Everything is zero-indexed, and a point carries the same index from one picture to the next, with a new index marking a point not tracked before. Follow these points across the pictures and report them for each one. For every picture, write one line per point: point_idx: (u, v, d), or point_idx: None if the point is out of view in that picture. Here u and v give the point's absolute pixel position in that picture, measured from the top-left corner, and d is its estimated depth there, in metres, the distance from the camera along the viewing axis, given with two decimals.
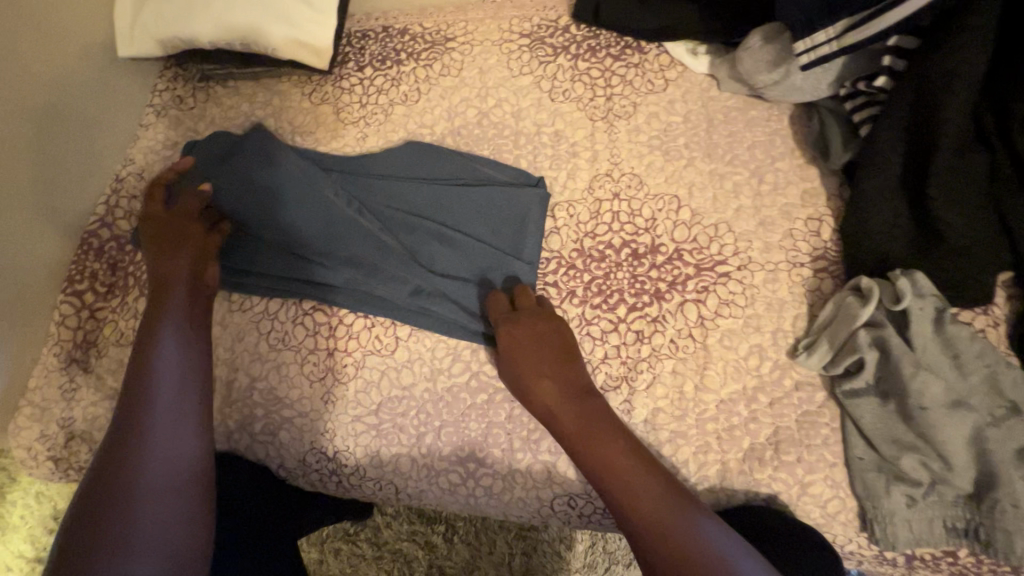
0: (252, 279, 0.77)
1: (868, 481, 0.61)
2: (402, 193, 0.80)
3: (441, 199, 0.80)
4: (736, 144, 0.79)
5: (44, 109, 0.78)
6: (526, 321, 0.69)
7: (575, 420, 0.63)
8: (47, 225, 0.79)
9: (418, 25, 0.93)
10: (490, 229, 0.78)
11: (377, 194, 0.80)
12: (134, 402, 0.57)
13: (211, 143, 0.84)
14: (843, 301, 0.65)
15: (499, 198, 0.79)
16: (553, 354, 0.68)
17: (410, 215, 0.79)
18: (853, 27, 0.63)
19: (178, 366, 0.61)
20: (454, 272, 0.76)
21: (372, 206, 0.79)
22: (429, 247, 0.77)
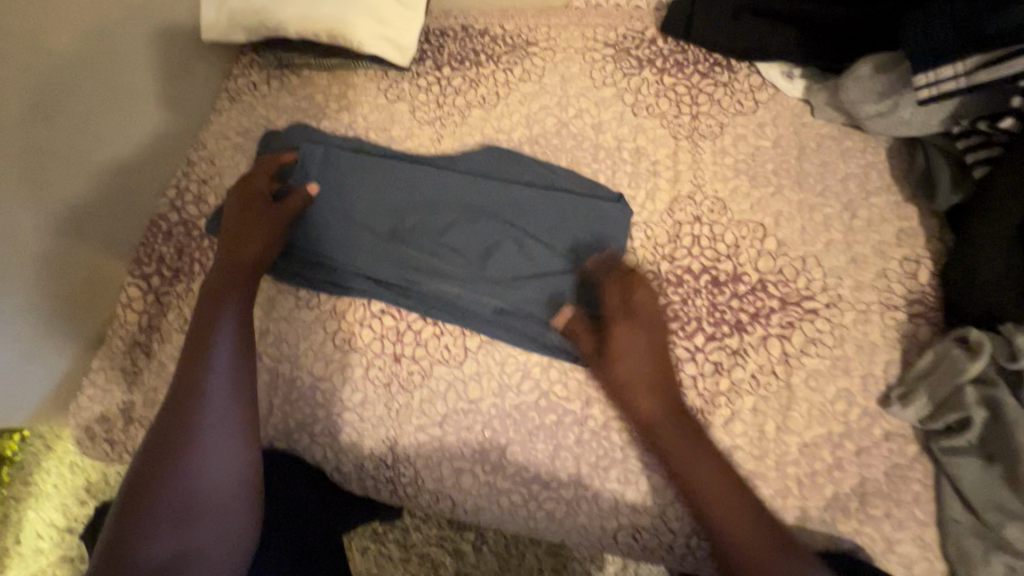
0: (318, 274, 0.76)
1: (964, 546, 0.57)
2: (474, 192, 0.77)
3: (514, 200, 0.77)
4: (829, 174, 0.76)
5: (124, 90, 0.78)
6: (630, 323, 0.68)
7: (678, 444, 0.63)
8: (119, 207, 0.79)
9: (499, 27, 0.91)
10: (562, 234, 0.75)
11: (445, 190, 0.78)
12: (185, 381, 0.61)
13: (286, 138, 0.85)
14: (947, 352, 0.61)
15: (573, 206, 0.76)
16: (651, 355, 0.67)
17: (480, 214, 0.76)
18: (987, 64, 0.59)
19: (227, 347, 0.64)
20: (523, 279, 0.73)
21: (441, 203, 0.77)
22: (500, 251, 0.74)
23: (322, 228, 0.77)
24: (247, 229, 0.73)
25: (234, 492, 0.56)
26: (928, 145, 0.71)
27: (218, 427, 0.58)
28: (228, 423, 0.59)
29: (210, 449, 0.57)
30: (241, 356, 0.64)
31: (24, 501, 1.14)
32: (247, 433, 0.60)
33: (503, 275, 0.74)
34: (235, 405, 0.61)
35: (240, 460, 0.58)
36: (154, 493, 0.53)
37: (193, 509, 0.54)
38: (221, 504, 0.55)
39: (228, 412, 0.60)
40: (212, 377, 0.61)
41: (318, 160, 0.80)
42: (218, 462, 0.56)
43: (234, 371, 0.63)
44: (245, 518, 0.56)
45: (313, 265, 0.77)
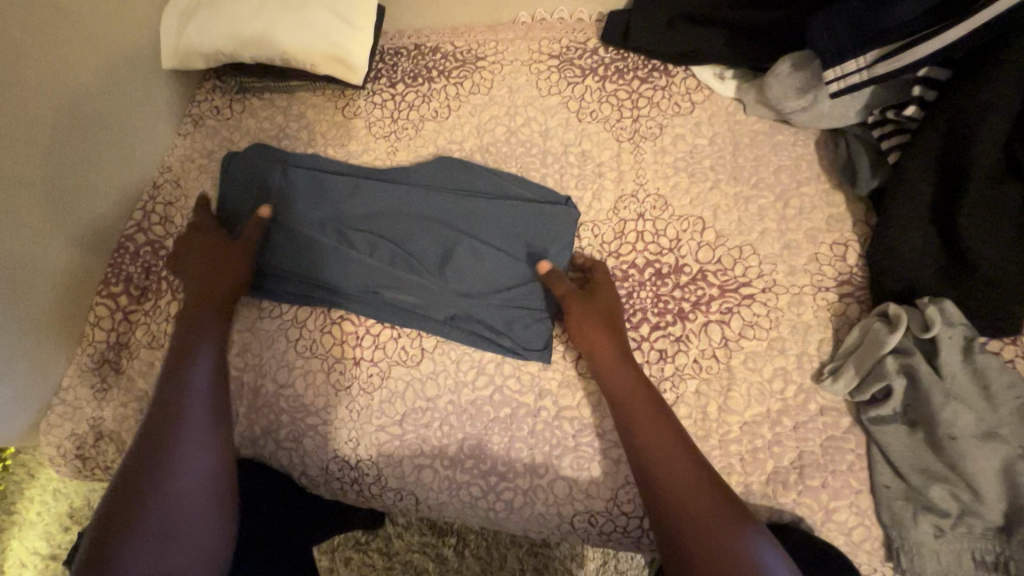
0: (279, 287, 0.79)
1: (895, 511, 0.60)
2: (429, 204, 0.81)
3: (465, 209, 0.80)
4: (761, 168, 0.80)
5: (91, 120, 0.82)
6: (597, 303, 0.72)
7: (626, 385, 0.66)
8: (87, 229, 0.82)
9: (449, 44, 0.95)
10: (513, 239, 0.79)
11: (401, 203, 0.81)
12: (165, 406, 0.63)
13: (249, 157, 0.87)
14: (870, 327, 0.65)
15: (521, 212, 0.80)
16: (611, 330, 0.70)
17: (434, 225, 0.80)
18: (885, 57, 0.64)
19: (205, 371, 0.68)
20: (477, 284, 0.77)
21: (397, 216, 0.81)
22: (453, 258, 0.78)
23: (281, 244, 0.80)
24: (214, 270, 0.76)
25: (209, 504, 0.58)
26: (849, 136, 0.76)
27: (197, 434, 0.62)
28: (208, 432, 0.63)
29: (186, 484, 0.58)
30: (219, 379, 0.68)
31: (7, 530, 1.16)
32: (217, 444, 0.63)
33: (458, 282, 0.77)
34: (212, 421, 0.64)
35: (216, 460, 0.62)
36: (142, 507, 0.55)
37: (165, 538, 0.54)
38: (205, 511, 0.58)
39: (206, 457, 0.61)
40: (186, 414, 0.63)
41: (280, 177, 0.84)
42: (191, 470, 0.59)
43: (208, 397, 0.66)
44: (218, 527, 0.58)
45: (274, 281, 0.80)
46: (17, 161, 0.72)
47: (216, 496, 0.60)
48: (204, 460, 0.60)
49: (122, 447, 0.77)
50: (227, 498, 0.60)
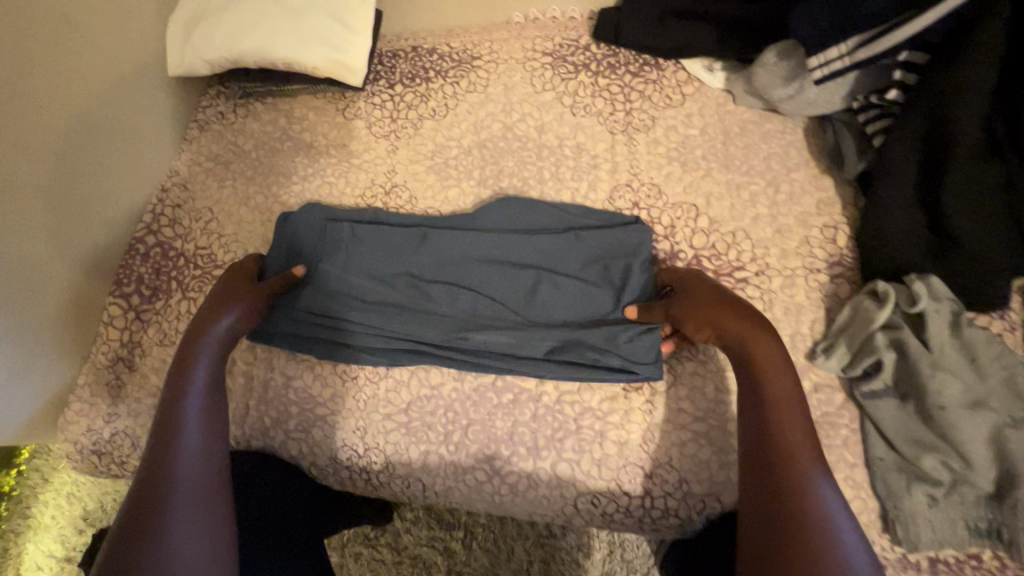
0: (351, 347, 0.76)
1: (889, 481, 0.62)
2: (492, 244, 0.79)
3: (525, 244, 0.79)
4: (752, 155, 0.82)
5: (102, 126, 0.84)
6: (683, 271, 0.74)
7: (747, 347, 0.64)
8: (99, 233, 0.85)
9: (445, 45, 0.98)
10: (594, 268, 0.77)
11: (456, 244, 0.79)
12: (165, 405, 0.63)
13: (284, 229, 0.83)
14: (860, 305, 0.67)
15: (595, 240, 0.78)
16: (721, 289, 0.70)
17: (501, 264, 0.78)
18: (864, 43, 0.67)
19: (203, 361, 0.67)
20: (565, 317, 0.75)
21: (458, 261, 0.79)
22: (537, 294, 0.76)
23: (340, 296, 0.78)
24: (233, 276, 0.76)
25: (212, 485, 0.59)
26: (836, 123, 0.78)
27: (198, 427, 0.63)
28: (206, 420, 0.64)
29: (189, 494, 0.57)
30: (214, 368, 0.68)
31: (22, 534, 1.18)
32: (215, 430, 0.64)
33: (542, 318, 0.75)
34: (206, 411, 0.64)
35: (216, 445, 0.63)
36: (151, 502, 0.56)
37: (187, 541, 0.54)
38: (207, 491, 0.59)
39: (203, 447, 0.62)
40: (185, 406, 0.63)
41: (320, 234, 0.81)
42: (195, 461, 0.60)
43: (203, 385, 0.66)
44: (220, 502, 0.59)
45: (342, 331, 0.77)
46: (24, 169, 0.75)
47: (214, 477, 0.60)
48: (202, 472, 0.60)
49: (136, 442, 0.79)
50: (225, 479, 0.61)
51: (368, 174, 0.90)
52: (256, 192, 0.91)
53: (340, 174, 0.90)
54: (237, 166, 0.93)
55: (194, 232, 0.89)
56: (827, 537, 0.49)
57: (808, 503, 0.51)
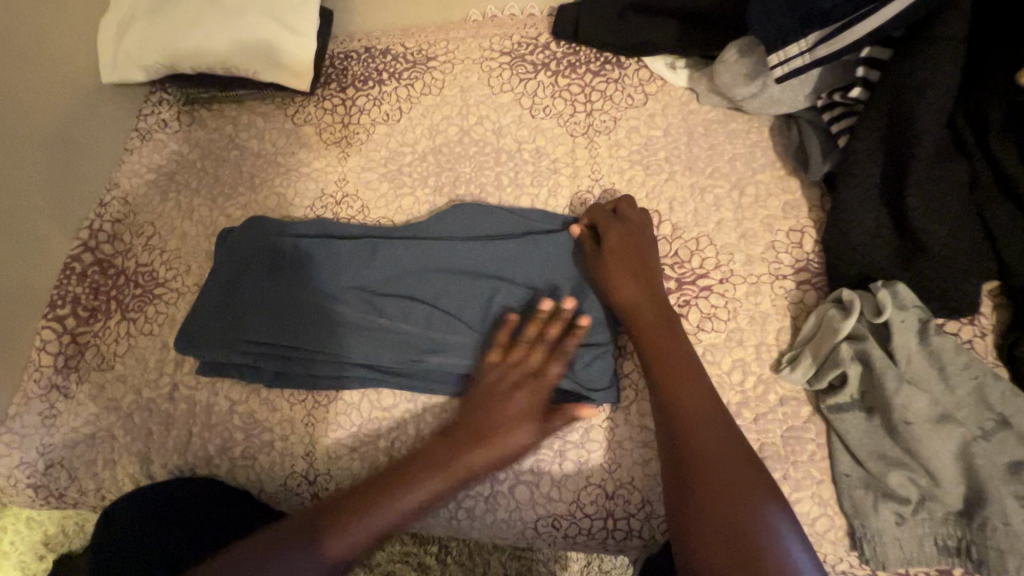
0: (309, 371, 0.72)
1: (856, 499, 0.59)
2: (448, 255, 0.75)
3: (483, 254, 0.74)
4: (716, 156, 0.79)
5: (28, 138, 0.79)
6: (621, 246, 0.71)
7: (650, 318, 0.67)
8: (28, 251, 0.79)
9: (400, 45, 0.94)
10: (553, 278, 0.74)
11: (408, 257, 0.75)
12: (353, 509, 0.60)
13: (235, 242, 0.78)
14: (825, 314, 0.64)
15: (553, 247, 0.74)
16: (648, 283, 0.70)
17: (457, 277, 0.74)
18: (823, 40, 0.63)
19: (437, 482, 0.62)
20: (523, 334, 0.71)
21: (412, 273, 0.75)
22: (494, 308, 0.72)
23: (292, 317, 0.72)
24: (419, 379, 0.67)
25: None
26: (800, 121, 0.76)
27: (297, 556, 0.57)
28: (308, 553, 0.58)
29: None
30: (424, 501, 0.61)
31: None
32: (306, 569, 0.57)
33: (500, 335, 0.71)
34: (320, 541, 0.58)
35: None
36: None
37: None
38: None
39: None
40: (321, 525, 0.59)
41: (271, 248, 0.76)
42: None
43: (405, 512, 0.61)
44: None
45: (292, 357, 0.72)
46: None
47: None
48: None
49: (73, 474, 0.75)
50: None
51: (318, 183, 0.85)
52: (200, 204, 0.86)
53: (289, 183, 0.86)
54: (181, 177, 0.89)
55: (135, 249, 0.85)
56: (776, 558, 0.49)
57: (746, 512, 0.51)
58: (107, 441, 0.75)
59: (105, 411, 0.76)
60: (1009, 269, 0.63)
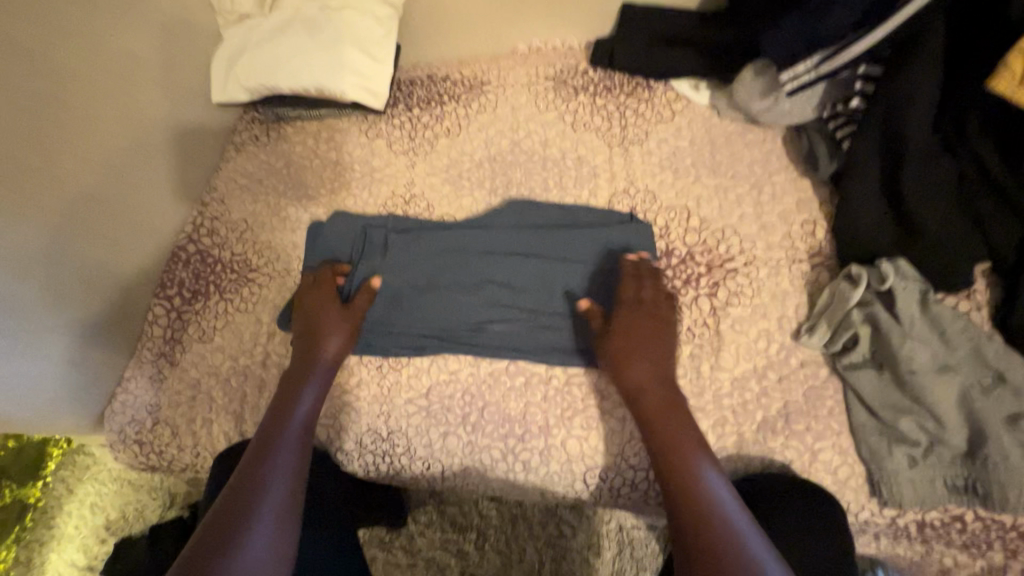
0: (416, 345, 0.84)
1: (872, 444, 0.68)
2: (516, 242, 0.88)
3: (545, 240, 0.88)
4: (736, 162, 0.91)
5: (151, 146, 0.94)
6: (649, 333, 0.76)
7: (659, 394, 0.71)
8: (145, 242, 0.94)
9: (458, 73, 1.09)
10: (608, 260, 0.86)
11: (480, 246, 0.89)
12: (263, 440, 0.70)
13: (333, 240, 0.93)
14: (838, 287, 0.74)
15: (605, 235, 0.87)
16: (656, 355, 0.75)
17: (522, 258, 0.87)
18: (825, 59, 0.77)
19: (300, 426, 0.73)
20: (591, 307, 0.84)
21: (485, 255, 0.88)
22: (553, 284, 0.85)
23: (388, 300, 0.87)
24: (649, 346, 0.75)
25: (279, 513, 0.63)
26: (809, 130, 0.88)
27: (288, 467, 0.68)
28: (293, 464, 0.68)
29: (290, 475, 0.67)
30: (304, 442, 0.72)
31: (43, 544, 1.19)
32: (297, 476, 0.68)
33: (569, 310, 0.84)
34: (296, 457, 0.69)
35: (292, 486, 0.66)
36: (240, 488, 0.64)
37: (287, 523, 0.63)
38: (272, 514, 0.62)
39: (289, 485, 0.66)
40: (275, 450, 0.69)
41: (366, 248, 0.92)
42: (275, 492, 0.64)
43: (298, 445, 0.71)
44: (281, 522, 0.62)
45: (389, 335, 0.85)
46: (73, 175, 0.82)
47: (283, 513, 0.63)
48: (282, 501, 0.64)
49: (176, 431, 0.86)
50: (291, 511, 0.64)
51: (389, 186, 0.99)
52: (287, 204, 1.00)
53: (363, 186, 0.99)
54: (269, 182, 1.03)
55: (230, 240, 0.97)
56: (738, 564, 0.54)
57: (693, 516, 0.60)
58: (206, 402, 0.86)
59: (205, 376, 0.88)
60: (1000, 253, 0.71)
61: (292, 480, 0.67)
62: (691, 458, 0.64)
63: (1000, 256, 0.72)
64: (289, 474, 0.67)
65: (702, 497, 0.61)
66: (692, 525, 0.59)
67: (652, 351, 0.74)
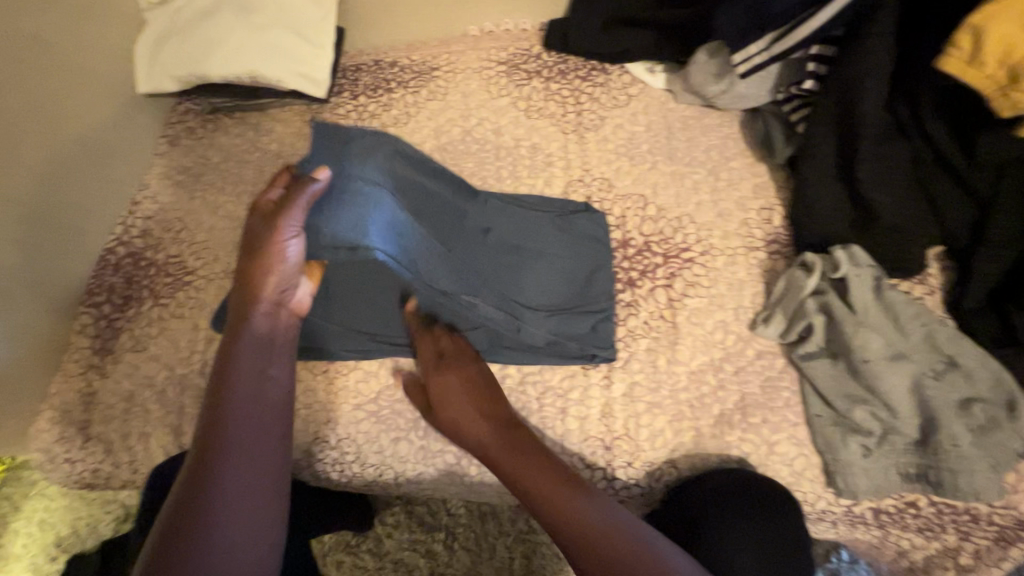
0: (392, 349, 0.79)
1: (827, 435, 0.67)
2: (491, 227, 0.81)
3: (510, 225, 0.82)
4: (693, 147, 0.89)
5: (72, 141, 0.87)
6: (467, 384, 0.72)
7: (502, 451, 0.67)
8: (70, 246, 0.87)
9: (406, 58, 1.03)
10: (568, 251, 0.82)
11: (444, 218, 0.78)
12: (210, 422, 0.57)
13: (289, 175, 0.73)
14: (793, 276, 0.73)
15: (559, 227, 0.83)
16: (484, 404, 0.72)
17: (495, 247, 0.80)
18: (776, 40, 0.75)
19: (254, 400, 0.60)
20: (557, 301, 0.79)
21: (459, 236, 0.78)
22: (528, 277, 0.80)
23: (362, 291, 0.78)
24: (474, 402, 0.71)
25: (242, 517, 0.54)
26: (765, 113, 0.86)
27: (247, 455, 0.57)
28: (254, 450, 0.57)
29: (250, 466, 0.56)
30: (265, 419, 0.60)
31: None
32: (260, 464, 0.57)
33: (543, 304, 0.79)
34: (257, 441, 0.58)
35: (257, 478, 0.56)
36: (190, 491, 0.53)
37: (255, 522, 0.54)
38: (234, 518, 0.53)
39: (250, 481, 0.55)
40: (228, 435, 0.57)
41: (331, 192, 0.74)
42: (234, 489, 0.54)
43: (256, 426, 0.59)
44: (247, 526, 0.54)
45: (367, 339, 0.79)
46: None
47: (247, 514, 0.54)
48: (245, 503, 0.54)
49: (109, 448, 0.81)
50: (261, 508, 0.55)
51: None
52: (225, 200, 0.94)
53: None
54: (206, 177, 0.96)
55: (164, 241, 0.91)
56: None
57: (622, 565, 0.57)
58: (141, 415, 0.81)
59: (140, 388, 0.82)
60: (953, 237, 0.71)
61: (253, 471, 0.56)
62: (570, 501, 0.62)
63: (953, 239, 0.71)
64: (248, 465, 0.56)
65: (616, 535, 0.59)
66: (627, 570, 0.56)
67: (477, 409, 0.71)
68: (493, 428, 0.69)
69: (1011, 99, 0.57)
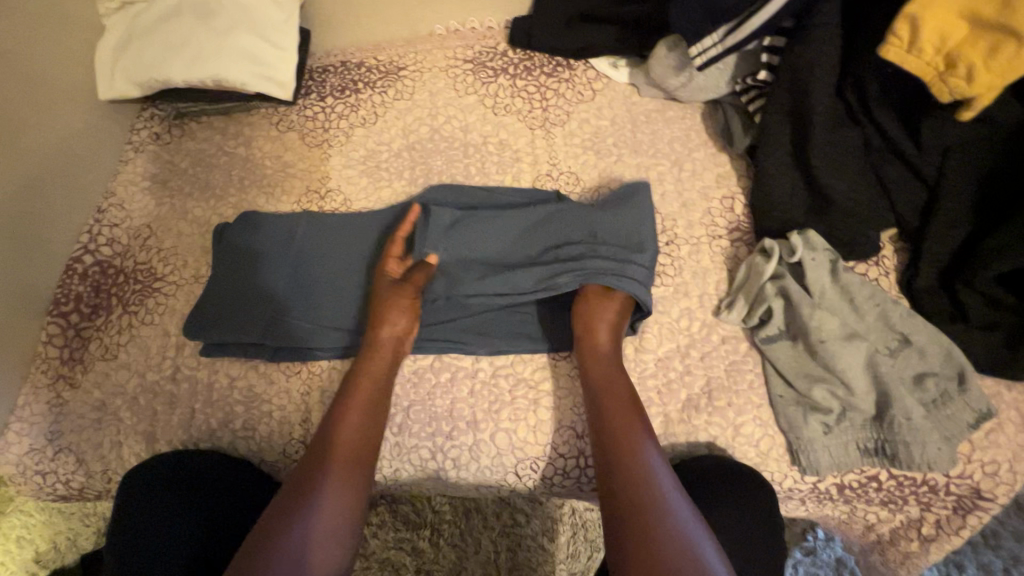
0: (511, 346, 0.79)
1: (789, 415, 0.69)
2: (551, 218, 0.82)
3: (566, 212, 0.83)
4: (657, 140, 0.90)
5: (36, 149, 0.86)
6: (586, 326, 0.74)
7: (611, 377, 0.70)
8: (37, 255, 0.86)
9: (373, 58, 1.04)
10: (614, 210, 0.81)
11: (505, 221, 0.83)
12: (315, 454, 0.68)
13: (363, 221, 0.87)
14: (753, 262, 0.75)
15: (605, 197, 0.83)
16: (608, 338, 0.73)
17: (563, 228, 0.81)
18: (730, 31, 0.76)
19: (353, 443, 0.70)
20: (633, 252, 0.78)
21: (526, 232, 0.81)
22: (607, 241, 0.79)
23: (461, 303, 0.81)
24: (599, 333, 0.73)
25: (321, 541, 0.62)
26: (725, 105, 0.88)
27: (337, 490, 0.66)
28: (341, 485, 0.66)
29: (336, 501, 0.65)
30: (358, 462, 0.69)
31: None
32: (343, 501, 0.66)
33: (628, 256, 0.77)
34: (346, 478, 0.67)
35: (341, 513, 0.65)
36: (293, 507, 0.64)
37: (329, 548, 0.63)
38: (313, 543, 0.62)
39: (332, 515, 0.64)
40: (326, 471, 0.67)
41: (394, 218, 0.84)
42: (317, 518, 0.64)
43: (347, 466, 0.68)
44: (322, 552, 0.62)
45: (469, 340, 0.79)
46: None
47: (328, 543, 0.63)
48: (326, 532, 0.63)
49: (82, 458, 0.80)
50: (337, 538, 0.63)
51: (304, 182, 0.94)
52: (193, 205, 0.93)
53: (276, 183, 0.94)
54: (174, 183, 0.96)
55: (133, 248, 0.91)
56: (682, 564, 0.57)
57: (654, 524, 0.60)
58: (113, 424, 0.80)
59: (111, 396, 0.82)
60: (904, 219, 0.73)
61: (335, 506, 0.65)
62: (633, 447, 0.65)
63: (904, 221, 0.73)
64: (334, 500, 0.65)
65: (658, 498, 0.62)
66: (641, 523, 0.60)
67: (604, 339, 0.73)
68: (606, 359, 0.72)
69: (947, 86, 0.59)
